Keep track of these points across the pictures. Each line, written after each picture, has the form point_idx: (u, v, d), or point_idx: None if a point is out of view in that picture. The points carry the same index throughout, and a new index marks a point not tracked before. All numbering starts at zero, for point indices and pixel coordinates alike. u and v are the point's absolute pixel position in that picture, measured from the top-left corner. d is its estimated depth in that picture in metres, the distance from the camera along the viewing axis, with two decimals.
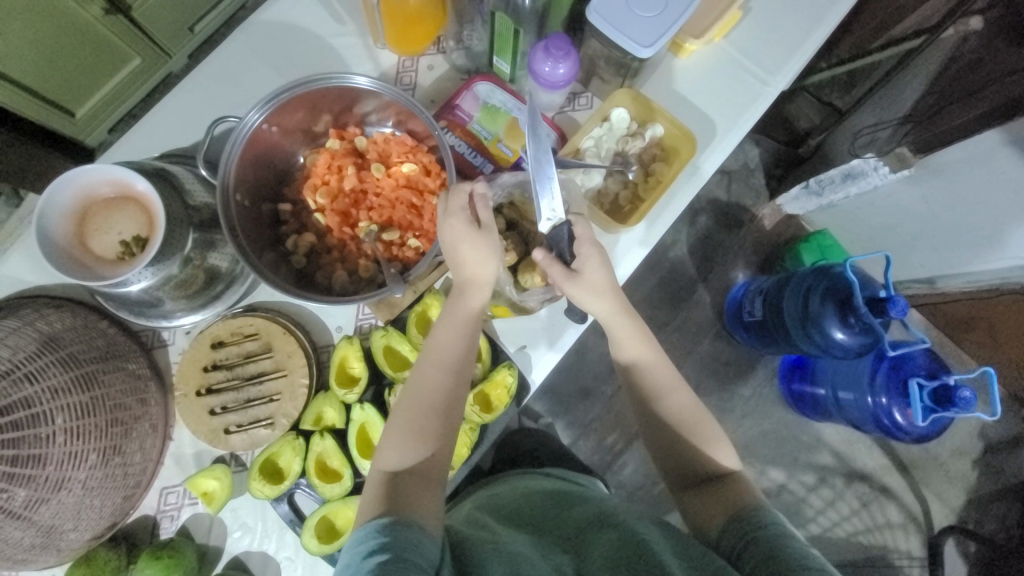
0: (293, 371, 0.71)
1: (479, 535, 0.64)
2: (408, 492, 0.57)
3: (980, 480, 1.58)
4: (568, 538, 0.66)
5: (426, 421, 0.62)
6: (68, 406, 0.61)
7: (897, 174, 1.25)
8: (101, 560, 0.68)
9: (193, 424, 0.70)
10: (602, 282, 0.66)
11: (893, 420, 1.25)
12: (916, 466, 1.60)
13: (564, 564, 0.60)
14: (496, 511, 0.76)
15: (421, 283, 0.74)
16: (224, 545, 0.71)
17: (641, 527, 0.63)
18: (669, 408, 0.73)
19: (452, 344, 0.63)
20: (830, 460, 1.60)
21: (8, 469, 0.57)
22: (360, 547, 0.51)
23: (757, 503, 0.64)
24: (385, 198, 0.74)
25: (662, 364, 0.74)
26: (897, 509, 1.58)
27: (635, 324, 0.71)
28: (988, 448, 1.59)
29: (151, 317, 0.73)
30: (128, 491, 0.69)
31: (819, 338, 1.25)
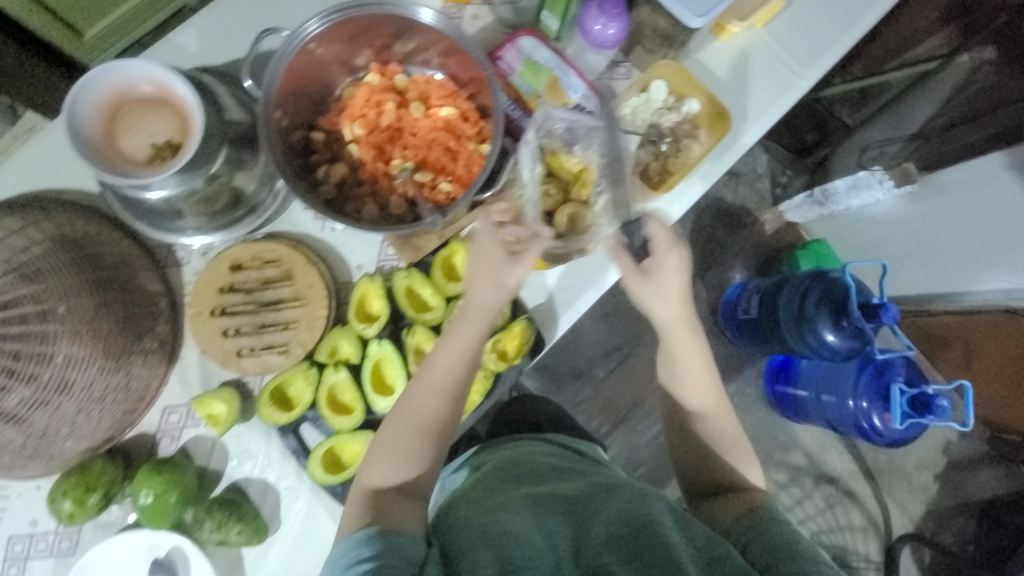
0: (312, 302, 0.70)
1: (474, 509, 0.62)
2: (388, 509, 0.59)
3: (940, 494, 1.66)
4: (564, 508, 0.64)
5: (412, 442, 0.63)
6: (74, 308, 0.60)
7: (901, 189, 1.28)
8: (96, 471, 0.64)
9: (205, 344, 0.68)
10: (674, 295, 0.67)
11: (871, 424, 1.30)
12: (881, 473, 1.67)
13: (560, 539, 0.58)
14: (496, 479, 0.75)
15: (449, 229, 0.74)
16: (226, 471, 0.70)
17: (644, 503, 0.61)
18: (705, 396, 0.75)
19: (453, 372, 0.64)
20: (802, 461, 1.66)
21: (10, 365, 0.57)
22: (342, 559, 0.54)
23: (769, 506, 0.67)
24: (421, 139, 0.73)
25: (701, 352, 0.72)
26: (860, 513, 1.65)
27: (688, 320, 0.70)
28: (949, 464, 1.67)
29: (159, 225, 0.68)
30: (129, 407, 0.67)
31: (811, 339, 1.29)
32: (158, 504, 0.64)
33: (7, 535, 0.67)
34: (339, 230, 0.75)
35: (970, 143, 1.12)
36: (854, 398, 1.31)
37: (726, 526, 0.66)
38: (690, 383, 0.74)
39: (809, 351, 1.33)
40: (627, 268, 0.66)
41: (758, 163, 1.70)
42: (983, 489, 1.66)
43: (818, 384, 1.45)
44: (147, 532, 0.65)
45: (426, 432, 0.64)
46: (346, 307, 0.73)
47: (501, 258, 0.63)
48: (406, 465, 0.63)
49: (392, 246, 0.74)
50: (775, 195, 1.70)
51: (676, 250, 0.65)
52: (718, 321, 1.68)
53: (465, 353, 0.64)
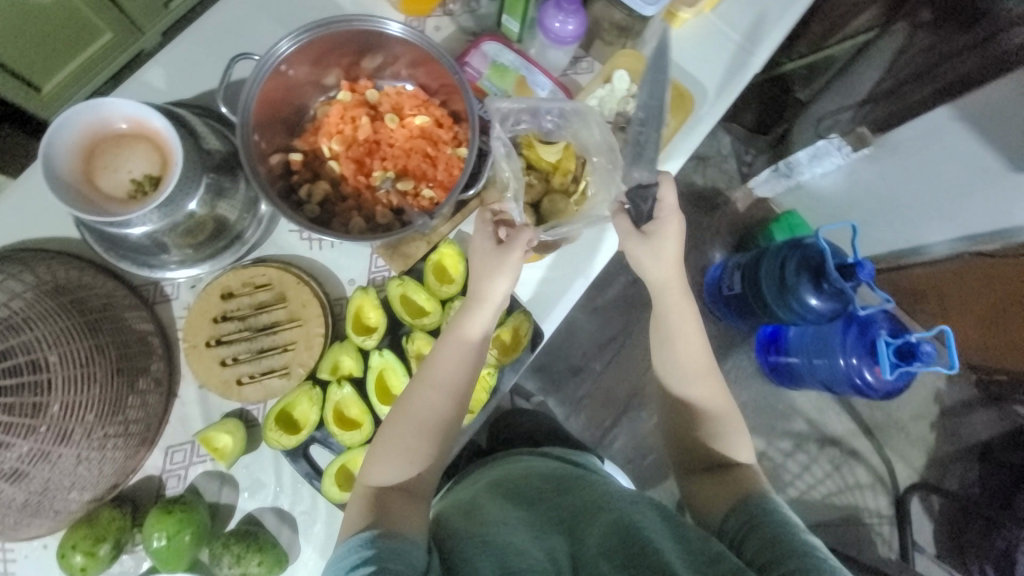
0: (309, 321, 0.70)
1: (474, 528, 0.65)
2: (391, 510, 0.59)
3: (937, 442, 1.71)
4: (561, 522, 0.68)
5: (417, 442, 0.64)
6: (66, 354, 0.58)
7: (859, 153, 1.31)
8: (105, 519, 0.62)
9: (204, 376, 0.67)
10: (671, 264, 0.69)
11: (863, 379, 1.36)
12: (879, 429, 1.72)
13: (558, 553, 0.62)
14: (495, 492, 0.77)
15: (436, 235, 0.75)
16: (239, 502, 0.68)
17: (635, 511, 0.65)
18: (706, 381, 0.75)
19: (453, 371, 0.64)
20: (804, 427, 1.70)
21: (7, 419, 0.54)
22: (345, 561, 0.53)
23: (761, 491, 0.68)
24: (399, 149, 0.74)
25: (696, 334, 0.74)
26: (865, 471, 1.69)
27: (683, 299, 0.73)
28: (941, 413, 1.73)
29: (143, 266, 0.69)
30: (132, 450, 0.66)
31: (796, 306, 1.34)
32: (175, 544, 0.61)
33: None
34: (327, 248, 0.75)
35: (917, 101, 1.13)
36: (843, 356, 1.37)
37: (723, 523, 0.67)
38: (688, 367, 0.74)
39: (797, 317, 1.37)
40: (628, 231, 0.67)
41: (721, 146, 1.77)
42: (977, 432, 1.71)
43: (806, 349, 1.50)
44: (165, 574, 0.62)
45: (431, 432, 0.64)
46: (342, 322, 0.73)
47: (495, 251, 0.66)
48: (410, 464, 0.63)
49: (381, 257, 0.74)
50: (744, 174, 1.78)
51: (675, 217, 0.67)
52: (705, 302, 1.72)
53: (470, 352, 0.65)
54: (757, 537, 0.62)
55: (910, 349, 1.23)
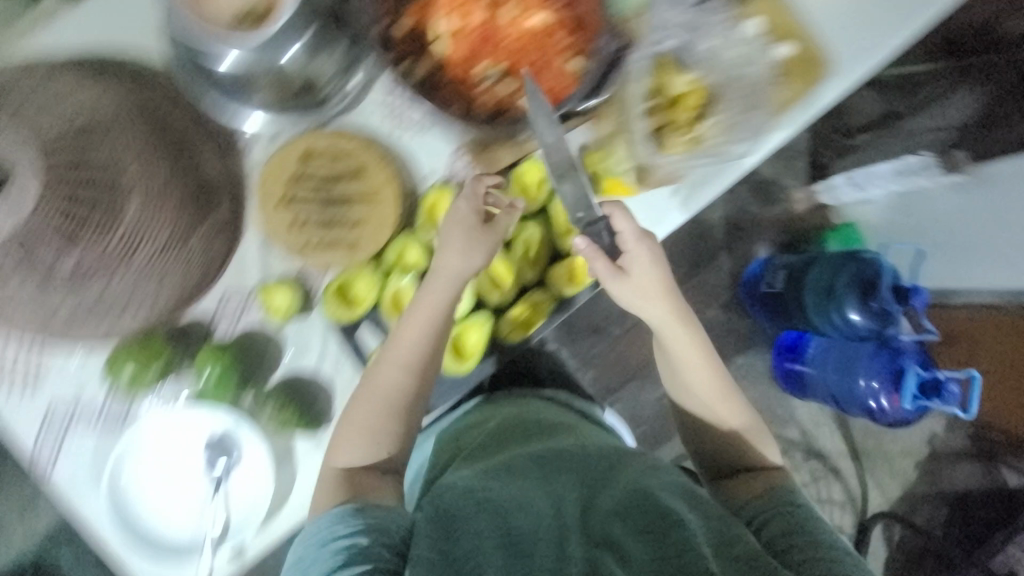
0: (382, 203, 0.68)
1: (475, 479, 0.64)
2: (362, 488, 0.62)
3: (918, 479, 1.55)
4: (547, 470, 0.66)
5: (377, 420, 0.65)
6: (146, 172, 0.59)
7: (947, 177, 1.19)
8: (159, 342, 0.66)
9: (271, 231, 0.67)
10: (651, 285, 0.68)
11: (877, 403, 1.34)
12: (865, 454, 1.58)
13: (566, 507, 0.60)
14: (494, 449, 0.77)
15: (525, 147, 0.71)
16: (281, 362, 0.69)
17: (649, 480, 0.64)
18: (713, 387, 0.74)
19: (415, 345, 0.64)
20: (796, 436, 1.59)
21: (81, 217, 0.55)
22: (323, 531, 0.57)
23: (788, 489, 0.68)
24: (509, 47, 0.68)
25: (689, 331, 0.71)
26: (841, 490, 1.58)
27: (677, 309, 0.69)
28: (929, 454, 1.55)
29: (216, 96, 0.65)
30: (191, 285, 0.66)
31: (836, 318, 1.32)
32: (220, 382, 0.65)
33: (49, 400, 0.66)
34: (411, 134, 0.71)
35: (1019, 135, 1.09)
36: (865, 376, 1.34)
37: (744, 508, 0.68)
38: (694, 379, 0.74)
39: (831, 328, 1.36)
40: (604, 270, 0.65)
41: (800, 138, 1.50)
42: None
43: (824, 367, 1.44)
44: (206, 409, 0.65)
45: (392, 406, 0.65)
46: (414, 213, 0.71)
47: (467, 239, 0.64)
48: (376, 436, 0.65)
49: (465, 156, 0.71)
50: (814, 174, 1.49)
51: (644, 244, 0.66)
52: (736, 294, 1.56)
53: (427, 323, 0.64)
54: (782, 521, 0.63)
55: (936, 383, 1.25)
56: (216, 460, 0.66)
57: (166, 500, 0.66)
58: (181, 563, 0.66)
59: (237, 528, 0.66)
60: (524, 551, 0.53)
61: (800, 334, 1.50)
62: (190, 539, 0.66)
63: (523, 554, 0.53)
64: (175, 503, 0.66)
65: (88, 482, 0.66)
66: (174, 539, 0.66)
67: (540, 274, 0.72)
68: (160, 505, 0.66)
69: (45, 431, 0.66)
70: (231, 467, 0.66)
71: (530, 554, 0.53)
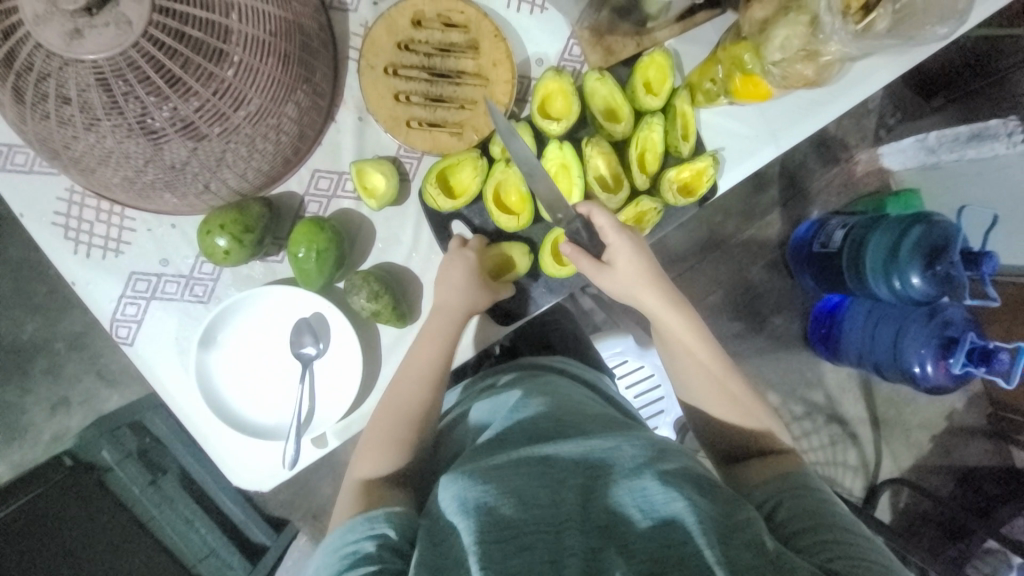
0: (494, 83, 0.63)
1: (473, 466, 0.45)
2: (379, 498, 0.50)
3: (932, 452, 1.34)
4: (545, 450, 0.46)
5: (403, 430, 0.57)
6: (254, 10, 0.51)
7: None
8: (254, 213, 0.59)
9: (373, 103, 0.62)
10: (640, 278, 0.61)
11: (917, 369, 1.04)
12: (885, 423, 1.33)
13: (567, 496, 0.42)
14: (493, 419, 0.55)
15: (649, 39, 0.64)
16: (370, 252, 0.66)
17: (627, 467, 0.45)
18: (712, 373, 0.63)
19: (430, 356, 0.61)
20: (820, 400, 1.32)
21: (188, 56, 0.48)
22: (351, 533, 0.46)
23: (805, 472, 0.54)
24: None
25: (664, 293, 0.63)
26: (856, 455, 1.33)
27: (667, 296, 0.63)
28: (947, 428, 1.34)
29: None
30: (286, 156, 0.62)
31: (889, 291, 0.99)
32: (318, 262, 0.60)
33: (130, 271, 0.62)
34: (526, 12, 0.66)
35: None
36: (910, 346, 1.04)
37: (753, 491, 0.54)
38: (689, 366, 0.63)
39: (883, 295, 1.01)
40: (590, 267, 0.61)
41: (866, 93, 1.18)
42: None
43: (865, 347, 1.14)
44: (299, 290, 0.63)
45: (407, 420, 0.57)
46: (525, 99, 0.67)
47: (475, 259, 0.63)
48: (394, 451, 0.56)
49: (582, 43, 0.65)
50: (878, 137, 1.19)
51: (626, 235, 0.61)
52: (784, 256, 1.25)
53: (445, 334, 0.62)
54: (794, 508, 0.49)
55: (983, 350, 0.95)
56: (304, 344, 0.64)
57: (248, 384, 0.64)
58: (263, 444, 0.65)
59: (320, 417, 0.65)
60: (523, 547, 0.38)
61: (840, 297, 1.18)
62: (274, 424, 0.64)
63: (522, 549, 0.38)
64: (260, 386, 0.64)
65: (172, 359, 0.64)
66: (256, 422, 0.64)
67: (650, 182, 0.67)
68: (243, 389, 0.64)
69: (125, 302, 0.62)
70: (319, 353, 0.64)
71: (529, 547, 0.38)
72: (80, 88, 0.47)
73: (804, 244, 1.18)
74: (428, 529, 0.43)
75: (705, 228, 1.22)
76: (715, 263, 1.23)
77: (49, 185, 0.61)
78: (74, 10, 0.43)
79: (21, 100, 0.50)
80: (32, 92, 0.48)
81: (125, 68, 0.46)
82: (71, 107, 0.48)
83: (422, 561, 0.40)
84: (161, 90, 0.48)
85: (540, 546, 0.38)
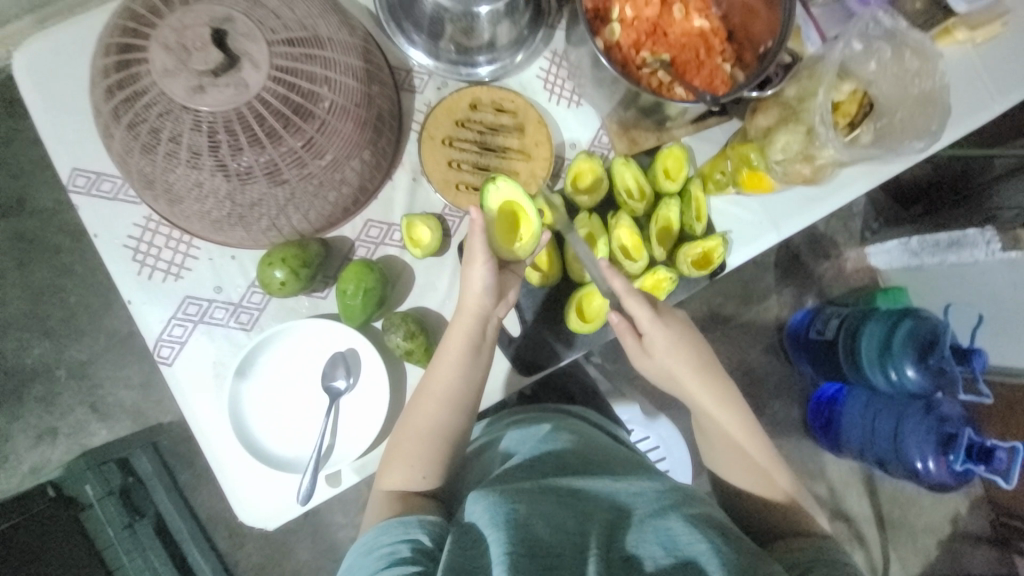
0: (535, 160, 0.73)
1: (502, 487, 0.49)
2: (413, 507, 0.55)
3: (940, 561, 1.27)
4: (572, 487, 0.50)
5: (425, 450, 0.60)
6: (345, 85, 0.61)
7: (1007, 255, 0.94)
8: (313, 252, 0.65)
9: (430, 167, 0.72)
10: (683, 362, 0.65)
11: (920, 465, 1.05)
12: (891, 524, 1.27)
13: (592, 528, 0.46)
14: (522, 450, 0.60)
15: (668, 135, 0.75)
16: (408, 295, 0.72)
17: (650, 509, 0.49)
18: (749, 452, 0.65)
19: (451, 378, 0.61)
20: (824, 495, 1.26)
21: (288, 114, 0.57)
22: (382, 538, 0.48)
23: (838, 549, 0.56)
24: (674, 41, 0.70)
25: (705, 381, 0.65)
26: (863, 559, 1.26)
27: (709, 383, 0.65)
28: (951, 533, 1.28)
29: (398, 38, 0.73)
30: (346, 205, 0.69)
31: (885, 381, 1.04)
32: (363, 300, 0.65)
33: (183, 295, 0.69)
34: (564, 106, 0.77)
35: None
36: (909, 439, 1.05)
37: (784, 554, 0.56)
38: (729, 450, 0.65)
39: (880, 385, 1.06)
40: (631, 346, 0.66)
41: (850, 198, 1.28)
42: None
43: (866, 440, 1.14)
44: (338, 327, 0.67)
45: (431, 441, 0.60)
46: (559, 175, 0.76)
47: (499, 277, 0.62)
48: (415, 470, 0.59)
49: (610, 134, 0.75)
50: (862, 237, 1.27)
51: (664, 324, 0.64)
52: (780, 341, 1.27)
53: (462, 360, 0.61)
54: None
55: (983, 448, 0.96)
56: (336, 377, 0.67)
57: (273, 413, 0.67)
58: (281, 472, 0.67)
59: (338, 454, 0.67)
60: (550, 565, 0.41)
61: (838, 385, 1.18)
62: (290, 457, 0.66)
63: (549, 567, 0.41)
64: (284, 416, 0.67)
65: (206, 382, 0.68)
66: (274, 453, 0.66)
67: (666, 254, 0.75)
68: (267, 418, 0.67)
69: (174, 323, 0.68)
70: (348, 388, 0.67)
71: (555, 568, 0.41)
72: (189, 131, 0.55)
73: (801, 331, 1.22)
74: (456, 536, 0.45)
75: (706, 309, 1.24)
76: (717, 343, 1.24)
77: (128, 212, 0.69)
78: (203, 70, 0.52)
79: (134, 134, 0.57)
80: (147, 127, 0.56)
81: (234, 120, 0.54)
82: (178, 145, 0.56)
83: (450, 562, 0.42)
84: (259, 139, 0.56)
85: (565, 567, 0.41)
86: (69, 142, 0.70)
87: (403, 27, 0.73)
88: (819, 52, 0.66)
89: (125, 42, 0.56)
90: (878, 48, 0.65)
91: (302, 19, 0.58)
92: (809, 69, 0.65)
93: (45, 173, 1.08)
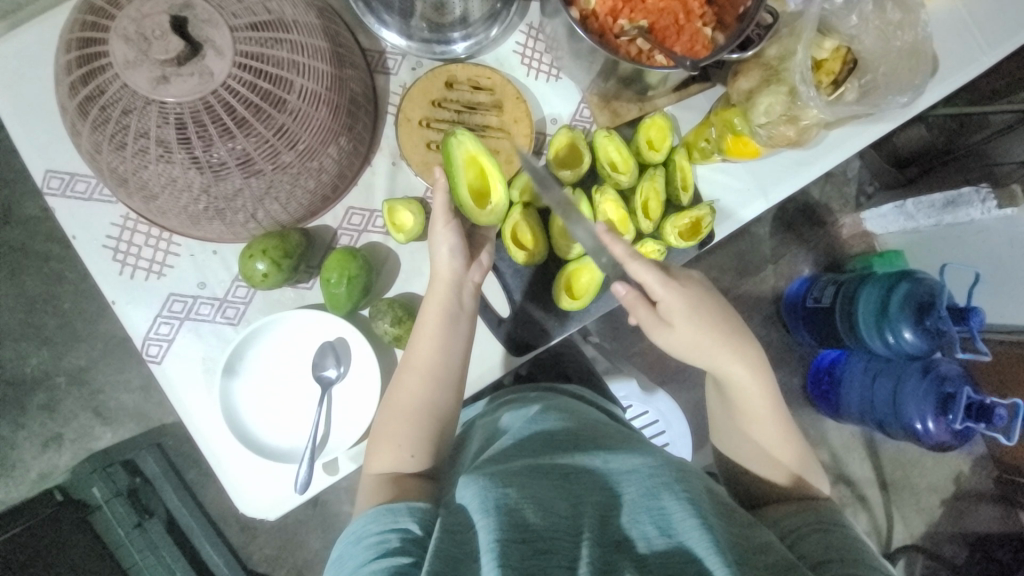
0: (515, 136, 0.72)
1: (493, 470, 0.49)
2: (404, 489, 0.54)
3: (944, 518, 1.29)
4: (564, 468, 0.50)
5: (410, 428, 0.59)
6: (314, 69, 0.59)
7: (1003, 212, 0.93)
8: (293, 242, 0.65)
9: (409, 150, 0.71)
10: (705, 328, 0.62)
11: (919, 427, 1.01)
12: (893, 486, 1.28)
13: (586, 511, 0.46)
14: (514, 430, 0.60)
15: (651, 105, 0.73)
16: (395, 281, 0.72)
17: (640, 487, 0.48)
18: (743, 414, 0.64)
19: (436, 353, 0.61)
20: (826, 461, 1.27)
21: (257, 103, 0.55)
22: (371, 526, 0.48)
23: (829, 508, 0.57)
24: (651, 6, 0.67)
25: (730, 345, 0.63)
26: (867, 521, 1.27)
27: (736, 349, 0.63)
28: (954, 492, 1.29)
29: (368, 18, 0.71)
30: (326, 192, 0.69)
31: (881, 345, 1.01)
32: (348, 288, 0.65)
33: (168, 292, 0.69)
34: (543, 79, 0.75)
35: None
36: (908, 402, 1.02)
37: (780, 522, 0.57)
38: (744, 412, 0.64)
39: (878, 350, 1.03)
40: (646, 317, 0.62)
41: (845, 163, 1.25)
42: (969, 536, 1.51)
43: (865, 406, 1.12)
44: (327, 316, 0.67)
45: (419, 418, 0.60)
46: (541, 151, 0.75)
47: (463, 238, 0.64)
48: (403, 449, 0.59)
49: (591, 106, 0.74)
50: (858, 203, 1.25)
51: (675, 288, 0.61)
52: (779, 311, 1.26)
53: (441, 332, 0.61)
54: (816, 540, 0.52)
55: (981, 405, 0.93)
56: (327, 367, 0.67)
57: (267, 405, 0.68)
58: (279, 463, 0.68)
59: (333, 442, 0.68)
60: (543, 550, 0.41)
61: (837, 353, 1.18)
62: (286, 448, 0.67)
63: (541, 552, 0.41)
64: (279, 408, 0.68)
65: (196, 377, 0.69)
66: (270, 444, 0.67)
67: (653, 226, 0.74)
68: (261, 412, 0.67)
69: (160, 321, 0.69)
70: (339, 377, 0.68)
71: (548, 552, 0.41)
72: (155, 125, 0.53)
73: (797, 300, 1.21)
74: (445, 519, 0.46)
75: None
76: None
77: (107, 212, 0.69)
78: (165, 60, 0.50)
79: (101, 132, 0.56)
80: (114, 124, 0.55)
81: (201, 110, 0.53)
82: (148, 140, 0.55)
83: (438, 552, 0.42)
84: (229, 129, 0.55)
85: (557, 551, 0.42)
86: (43, 145, 0.69)
87: (373, 6, 0.71)
88: (798, 7, 0.65)
89: (84, 36, 0.54)
90: (859, 1, 0.64)
91: (266, 2, 0.56)
92: (788, 29, 0.63)
93: (27, 180, 1.07)
